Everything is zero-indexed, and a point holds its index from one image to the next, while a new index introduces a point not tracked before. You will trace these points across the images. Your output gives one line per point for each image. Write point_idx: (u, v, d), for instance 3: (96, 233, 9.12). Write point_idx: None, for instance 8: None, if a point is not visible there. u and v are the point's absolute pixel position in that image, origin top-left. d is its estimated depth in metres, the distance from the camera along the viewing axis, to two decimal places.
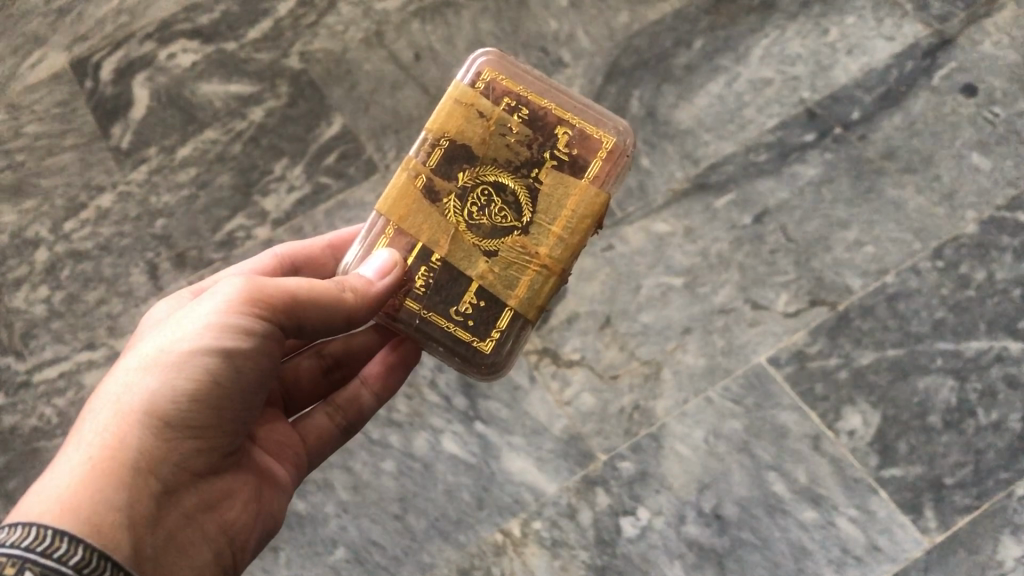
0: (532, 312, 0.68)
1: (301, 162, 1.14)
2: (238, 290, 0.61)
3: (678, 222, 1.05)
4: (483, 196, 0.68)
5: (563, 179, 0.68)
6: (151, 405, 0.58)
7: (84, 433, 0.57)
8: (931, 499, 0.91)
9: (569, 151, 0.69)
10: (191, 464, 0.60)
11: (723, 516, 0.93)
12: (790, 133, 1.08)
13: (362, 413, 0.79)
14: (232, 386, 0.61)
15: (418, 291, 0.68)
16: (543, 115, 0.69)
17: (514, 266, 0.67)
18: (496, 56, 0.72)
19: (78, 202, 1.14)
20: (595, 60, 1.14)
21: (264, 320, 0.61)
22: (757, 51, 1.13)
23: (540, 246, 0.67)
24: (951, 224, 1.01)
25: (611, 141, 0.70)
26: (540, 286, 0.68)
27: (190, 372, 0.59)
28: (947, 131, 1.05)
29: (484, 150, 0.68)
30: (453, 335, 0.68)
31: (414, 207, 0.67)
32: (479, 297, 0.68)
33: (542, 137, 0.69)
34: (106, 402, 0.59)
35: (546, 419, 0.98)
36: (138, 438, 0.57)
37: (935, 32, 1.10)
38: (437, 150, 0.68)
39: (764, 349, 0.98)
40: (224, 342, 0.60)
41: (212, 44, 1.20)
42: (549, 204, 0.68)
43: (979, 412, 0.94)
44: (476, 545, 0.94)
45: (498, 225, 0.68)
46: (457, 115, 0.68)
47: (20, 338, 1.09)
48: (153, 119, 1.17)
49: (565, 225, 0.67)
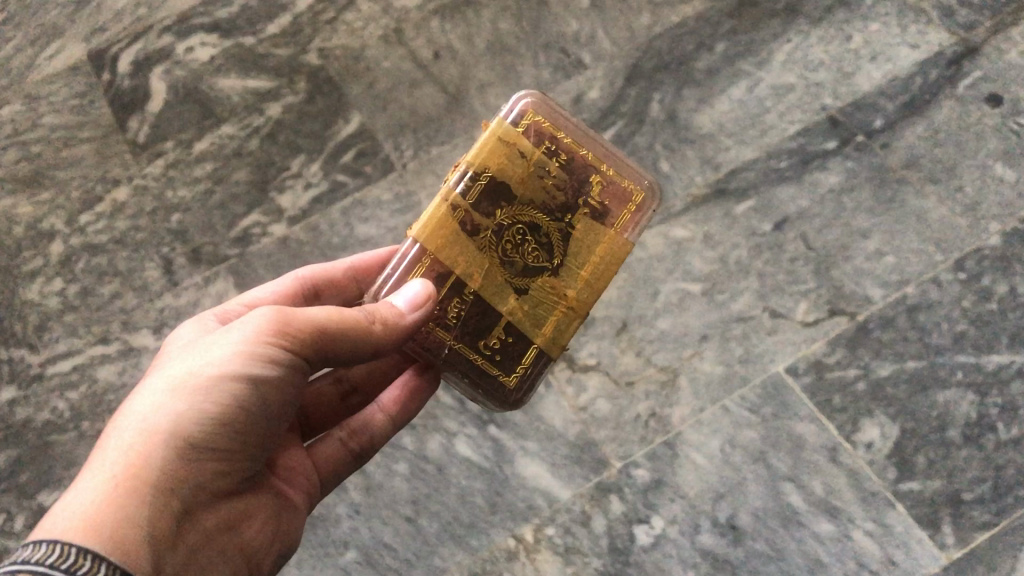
0: (555, 351, 0.69)
1: (318, 160, 1.13)
2: (267, 318, 0.61)
3: (697, 227, 1.04)
4: (518, 234, 0.67)
5: (594, 226, 0.68)
6: (176, 426, 0.58)
7: (109, 451, 0.57)
8: (950, 514, 0.90)
9: (601, 202, 0.69)
10: (212, 484, 0.60)
11: (738, 526, 0.92)
12: (812, 139, 1.07)
13: (376, 439, 0.78)
14: (256, 412, 0.61)
15: (449, 322, 0.67)
16: (579, 163, 0.70)
17: (543, 305, 0.68)
18: (538, 98, 0.70)
19: (93, 195, 1.14)
20: (615, 62, 1.13)
21: (291, 351, 0.61)
22: (779, 56, 1.12)
23: (569, 288, 0.68)
24: (974, 236, 1.00)
25: (641, 200, 0.71)
26: (565, 327, 0.68)
27: (216, 398, 0.59)
28: (971, 141, 1.04)
29: (522, 190, 0.67)
30: (480, 367, 0.68)
31: (452, 239, 0.66)
32: (507, 333, 0.68)
33: (577, 184, 0.69)
34: (133, 422, 0.58)
35: (561, 425, 0.97)
36: (162, 457, 0.57)
37: (961, 40, 1.09)
38: (478, 185, 0.67)
39: (783, 359, 0.97)
40: (251, 369, 0.59)
41: (230, 38, 1.19)
42: (580, 249, 0.68)
43: (999, 427, 0.93)
44: (488, 549, 0.93)
45: (531, 264, 0.67)
46: (498, 153, 0.67)
47: (33, 330, 1.08)
48: (170, 112, 1.17)
49: (593, 270, 0.68)
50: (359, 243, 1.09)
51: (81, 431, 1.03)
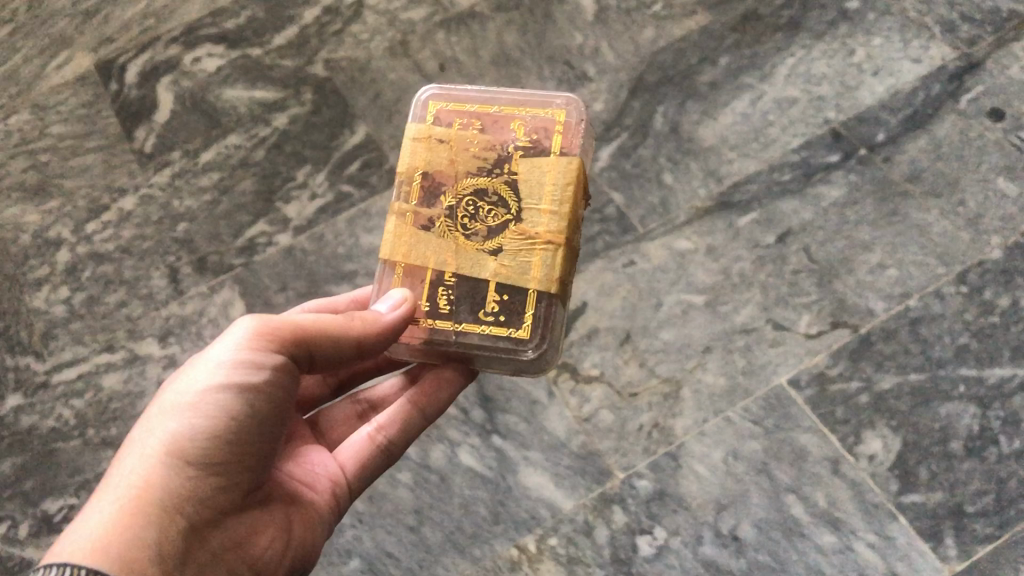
0: (554, 286, 0.67)
1: (323, 170, 1.14)
2: (248, 329, 0.63)
3: (701, 240, 1.05)
4: (471, 207, 0.70)
5: (533, 161, 0.70)
6: (173, 445, 0.60)
7: (115, 479, 0.59)
8: (952, 527, 0.90)
9: (530, 138, 0.72)
10: (218, 498, 0.60)
11: (741, 538, 0.92)
12: (815, 152, 1.08)
13: (405, 434, 0.75)
14: (251, 421, 0.62)
15: (444, 310, 0.70)
16: (495, 119, 0.73)
17: (522, 252, 0.68)
18: (437, 90, 0.76)
19: (100, 204, 1.14)
20: (619, 76, 1.15)
21: (274, 354, 0.63)
22: (783, 69, 1.13)
23: (537, 226, 0.68)
24: (975, 249, 1.00)
25: (562, 116, 0.72)
26: (553, 260, 0.67)
27: (208, 410, 0.61)
28: (974, 155, 1.05)
29: (455, 170, 0.72)
30: (489, 336, 0.69)
31: (412, 240, 0.70)
32: (503, 293, 0.69)
33: (501, 137, 0.72)
34: (135, 448, 0.60)
35: (564, 435, 0.98)
36: (163, 477, 0.59)
37: (963, 55, 1.10)
38: (415, 187, 0.72)
39: (785, 370, 0.98)
40: (237, 377, 0.61)
41: (238, 49, 1.21)
42: (530, 187, 0.69)
43: (1002, 440, 0.93)
44: (490, 559, 0.94)
45: (494, 224, 0.69)
46: (420, 150, 0.72)
47: (40, 338, 1.08)
48: (177, 122, 1.18)
49: (551, 199, 0.68)
50: (364, 253, 1.09)
51: (86, 439, 1.03)
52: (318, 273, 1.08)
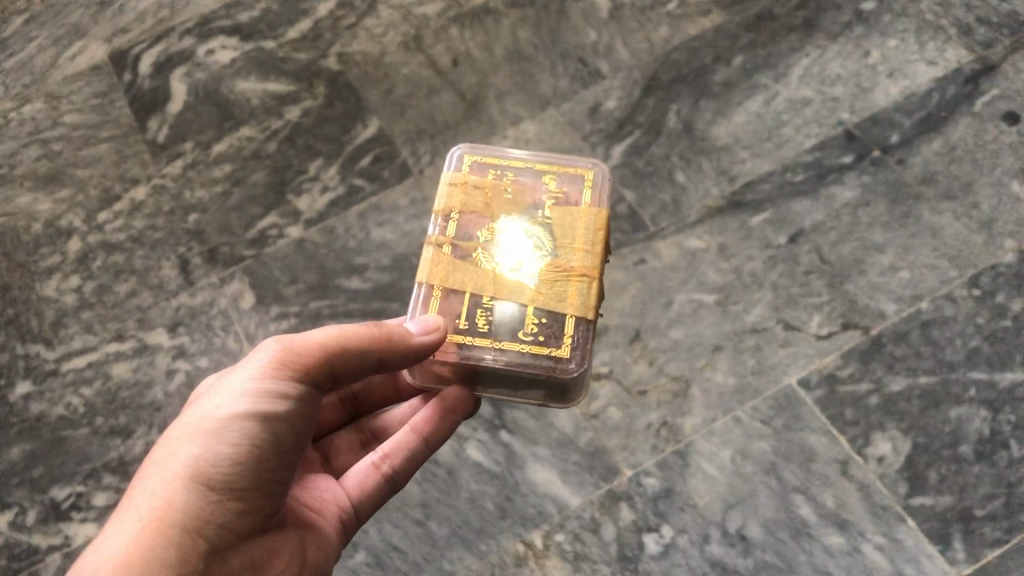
0: (591, 313, 0.68)
1: (335, 163, 1.14)
2: (272, 355, 0.63)
3: (712, 239, 1.05)
4: (507, 241, 0.71)
5: (567, 209, 0.72)
6: (195, 469, 0.60)
7: (136, 500, 0.60)
8: (961, 530, 0.89)
9: (561, 191, 0.74)
10: (236, 523, 0.60)
11: (748, 537, 0.92)
12: (829, 153, 1.08)
13: (410, 461, 0.75)
14: (273, 448, 0.62)
15: (482, 330, 0.68)
16: (528, 173, 0.75)
17: (559, 282, 0.69)
18: (470, 146, 0.78)
19: (112, 193, 1.15)
20: (633, 73, 1.15)
21: (297, 382, 0.63)
22: (797, 70, 1.13)
23: (572, 261, 0.69)
24: (989, 253, 1.00)
25: (590, 173, 0.75)
26: (589, 290, 0.69)
27: (231, 438, 0.61)
28: (988, 158, 1.04)
29: (492, 210, 0.72)
30: (529, 354, 0.68)
31: (450, 268, 0.70)
32: (540, 317, 0.68)
33: (534, 188, 0.74)
34: (159, 468, 0.61)
35: (571, 431, 0.98)
36: (184, 501, 0.59)
37: (979, 57, 1.10)
38: (451, 223, 0.72)
39: (796, 371, 0.97)
40: (260, 406, 0.61)
41: (251, 42, 1.22)
42: (564, 229, 0.71)
43: (1012, 445, 0.92)
44: (497, 555, 0.93)
45: (530, 258, 0.70)
46: (456, 194, 0.73)
47: (49, 326, 1.08)
48: (189, 114, 1.19)
49: (585, 240, 0.70)
50: (374, 246, 1.09)
51: (94, 427, 1.03)
52: (328, 266, 1.08)
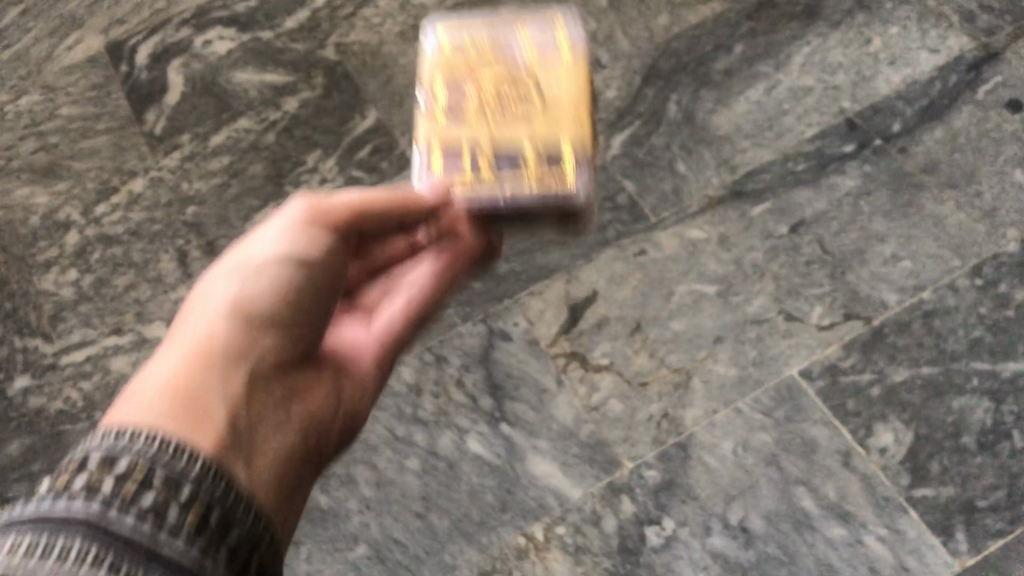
0: (588, 138, 0.68)
1: (334, 154, 1.13)
2: (303, 207, 0.61)
3: (713, 229, 1.04)
4: (496, 101, 0.69)
5: (545, 50, 0.71)
6: (236, 303, 0.55)
7: (169, 341, 0.53)
8: (964, 521, 0.89)
9: (539, 31, 0.72)
10: (282, 359, 0.55)
11: (750, 529, 0.91)
12: (830, 142, 1.07)
13: (434, 299, 0.70)
14: (312, 293, 0.59)
15: (484, 175, 0.66)
16: (503, 20, 0.73)
17: (553, 124, 0.68)
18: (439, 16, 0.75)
19: (110, 186, 1.14)
20: (633, 62, 1.14)
21: (330, 237, 0.61)
22: (798, 58, 1.12)
23: (560, 98, 0.69)
24: (991, 242, 0.99)
25: (560, 12, 0.74)
26: (582, 124, 0.68)
27: (274, 275, 0.57)
28: (991, 146, 1.04)
29: (474, 68, 0.70)
30: (536, 191, 0.65)
31: (441, 129, 0.68)
32: (541, 154, 0.67)
33: (510, 38, 0.72)
34: (191, 313, 0.55)
35: (572, 423, 0.97)
36: (228, 331, 0.53)
37: (981, 45, 1.09)
38: (437, 90, 0.70)
39: (797, 362, 0.97)
40: (298, 249, 0.59)
41: (248, 32, 1.22)
42: (547, 76, 0.70)
43: (1015, 434, 0.92)
44: (498, 547, 0.93)
45: (522, 108, 0.68)
46: (438, 62, 0.71)
47: (48, 320, 1.08)
48: (187, 105, 1.18)
49: (571, 90, 0.70)
50: None
51: (94, 421, 1.02)
52: None
